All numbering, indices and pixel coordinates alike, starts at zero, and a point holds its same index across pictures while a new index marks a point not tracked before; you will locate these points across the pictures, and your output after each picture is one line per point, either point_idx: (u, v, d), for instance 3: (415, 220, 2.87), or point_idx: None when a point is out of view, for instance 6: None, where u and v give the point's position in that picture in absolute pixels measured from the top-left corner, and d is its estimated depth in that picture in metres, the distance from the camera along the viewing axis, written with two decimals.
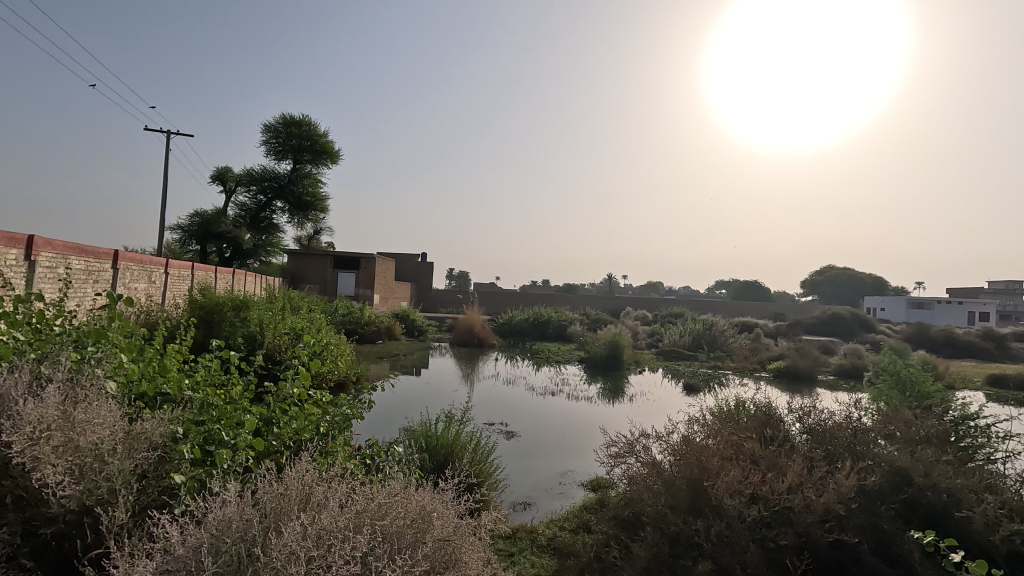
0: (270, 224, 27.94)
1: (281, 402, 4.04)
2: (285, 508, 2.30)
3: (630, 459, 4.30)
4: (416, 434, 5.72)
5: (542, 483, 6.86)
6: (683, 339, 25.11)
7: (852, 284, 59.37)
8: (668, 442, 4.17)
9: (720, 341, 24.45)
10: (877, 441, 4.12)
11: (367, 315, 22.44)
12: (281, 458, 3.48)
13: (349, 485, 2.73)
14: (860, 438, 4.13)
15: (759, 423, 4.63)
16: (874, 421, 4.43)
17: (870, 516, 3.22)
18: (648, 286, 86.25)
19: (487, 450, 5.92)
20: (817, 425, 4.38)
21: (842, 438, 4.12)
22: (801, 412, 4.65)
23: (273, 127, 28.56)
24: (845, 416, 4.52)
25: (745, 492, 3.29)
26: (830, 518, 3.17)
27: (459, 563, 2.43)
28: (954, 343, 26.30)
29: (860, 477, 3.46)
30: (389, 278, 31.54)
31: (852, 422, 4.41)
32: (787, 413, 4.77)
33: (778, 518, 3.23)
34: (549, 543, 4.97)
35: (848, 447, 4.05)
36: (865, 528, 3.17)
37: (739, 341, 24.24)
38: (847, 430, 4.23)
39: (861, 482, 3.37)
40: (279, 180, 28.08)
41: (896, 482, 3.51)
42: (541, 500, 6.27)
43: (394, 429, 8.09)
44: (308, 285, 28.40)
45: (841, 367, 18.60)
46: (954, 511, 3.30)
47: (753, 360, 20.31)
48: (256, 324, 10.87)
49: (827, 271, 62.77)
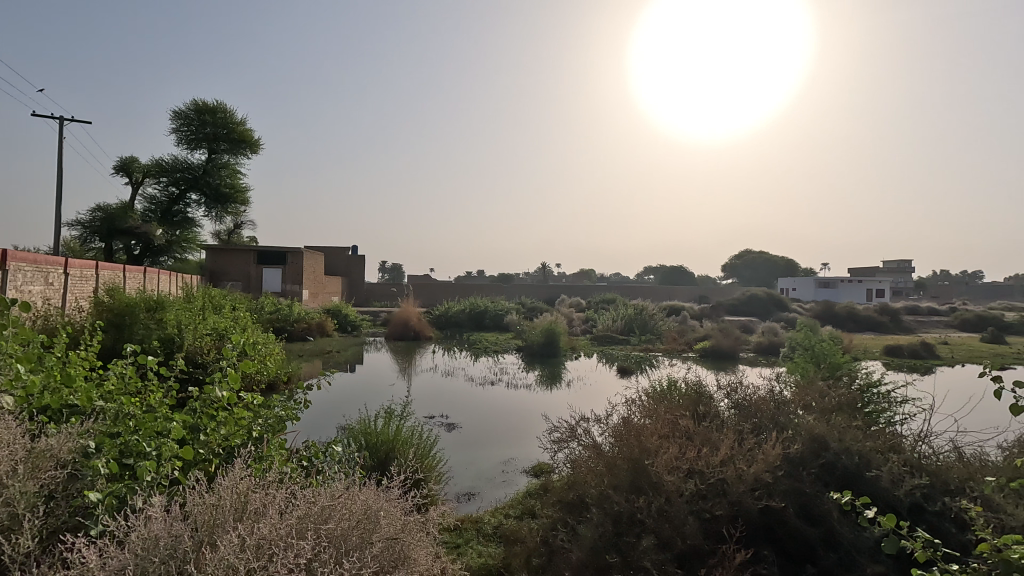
0: (184, 219, 26.10)
1: (207, 407, 3.79)
2: (219, 519, 2.17)
3: (572, 444, 4.43)
4: (356, 434, 5.57)
5: (485, 473, 6.89)
6: (615, 323, 25.94)
7: (767, 267, 63.58)
8: (608, 425, 4.31)
9: (650, 324, 25.50)
10: (797, 411, 4.44)
11: (296, 312, 21.59)
12: (210, 467, 3.28)
13: (289, 490, 2.61)
14: (782, 409, 4.44)
15: (691, 401, 4.88)
16: (794, 394, 4.77)
17: (794, 482, 3.45)
18: (581, 274, 88.46)
19: (430, 443, 5.86)
20: (743, 400, 4.68)
21: (765, 411, 4.41)
22: (729, 389, 4.93)
23: (183, 114, 26.60)
24: (768, 390, 4.84)
25: (681, 468, 3.44)
26: (759, 486, 3.39)
27: (409, 560, 2.40)
28: (856, 318, 28.84)
29: (784, 446, 3.72)
30: (319, 274, 30.43)
31: (775, 395, 4.74)
32: (716, 391, 5.05)
33: (712, 490, 3.40)
34: (495, 532, 5.01)
35: (772, 418, 4.34)
36: (789, 493, 3.40)
37: (667, 324, 25.40)
38: (770, 403, 4.53)
39: (785, 451, 3.62)
40: (193, 171, 26.25)
41: (815, 448, 3.78)
42: (485, 490, 6.31)
43: (330, 428, 7.84)
44: (229, 282, 26.86)
45: (760, 344, 19.93)
46: (864, 471, 3.61)
47: (681, 342, 21.35)
48: (174, 326, 10.16)
49: (745, 256, 66.95)
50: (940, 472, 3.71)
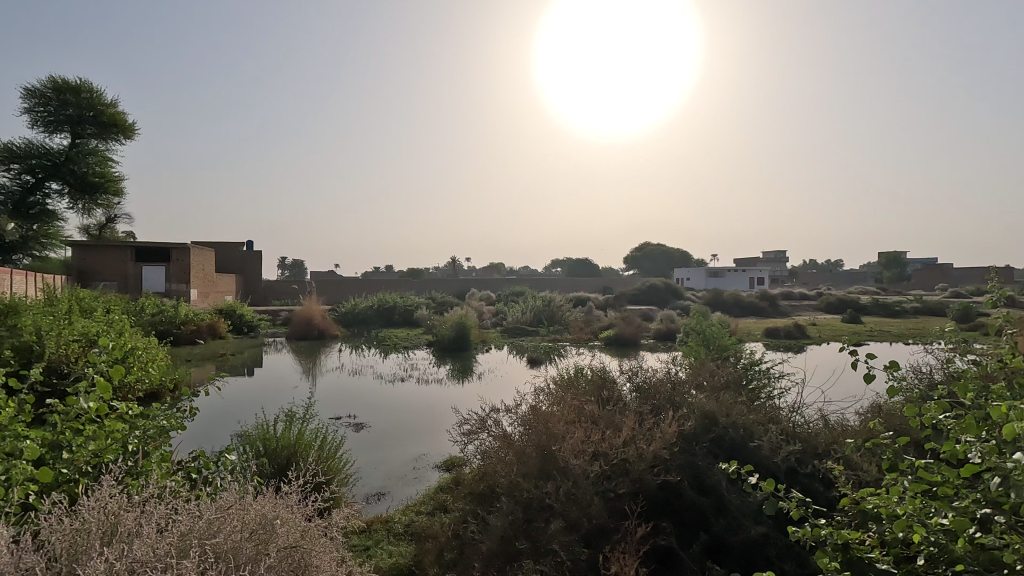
0: (43, 211, 22.97)
1: (71, 421, 3.36)
2: (83, 547, 1.93)
3: (482, 435, 4.44)
4: (252, 440, 5.21)
5: (396, 471, 6.73)
6: (525, 315, 26.40)
7: (664, 258, 67.72)
8: (517, 414, 4.37)
9: (558, 315, 26.24)
10: (691, 391, 4.76)
11: (184, 314, 19.80)
12: (75, 488, 2.91)
13: (171, 505, 2.38)
14: (677, 389, 4.74)
15: (596, 385, 5.07)
16: (688, 374, 5.11)
17: (688, 457, 3.70)
18: (491, 268, 89.02)
19: (335, 445, 5.61)
20: (643, 382, 4.94)
21: (663, 392, 4.69)
22: (630, 372, 5.18)
23: (38, 92, 23.30)
24: (665, 372, 5.15)
25: (587, 451, 3.56)
26: (658, 463, 3.59)
27: (310, 568, 2.27)
28: (741, 304, 31.54)
29: (679, 424, 3.97)
30: (210, 271, 28.12)
31: (672, 377, 5.05)
32: (619, 375, 5.29)
33: (616, 470, 3.55)
34: (406, 530, 4.91)
35: (669, 398, 4.62)
36: (685, 467, 3.63)
37: (574, 315, 26.27)
38: (667, 384, 4.82)
39: (680, 428, 3.86)
40: (52, 157, 23.13)
41: (706, 424, 4.07)
42: (396, 488, 6.16)
43: (224, 436, 7.26)
44: (102, 282, 24.06)
45: (659, 331, 21.20)
46: (748, 442, 3.94)
47: (588, 331, 22.18)
48: (31, 333, 8.91)
49: (644, 248, 70.79)
50: (810, 438, 4.14)
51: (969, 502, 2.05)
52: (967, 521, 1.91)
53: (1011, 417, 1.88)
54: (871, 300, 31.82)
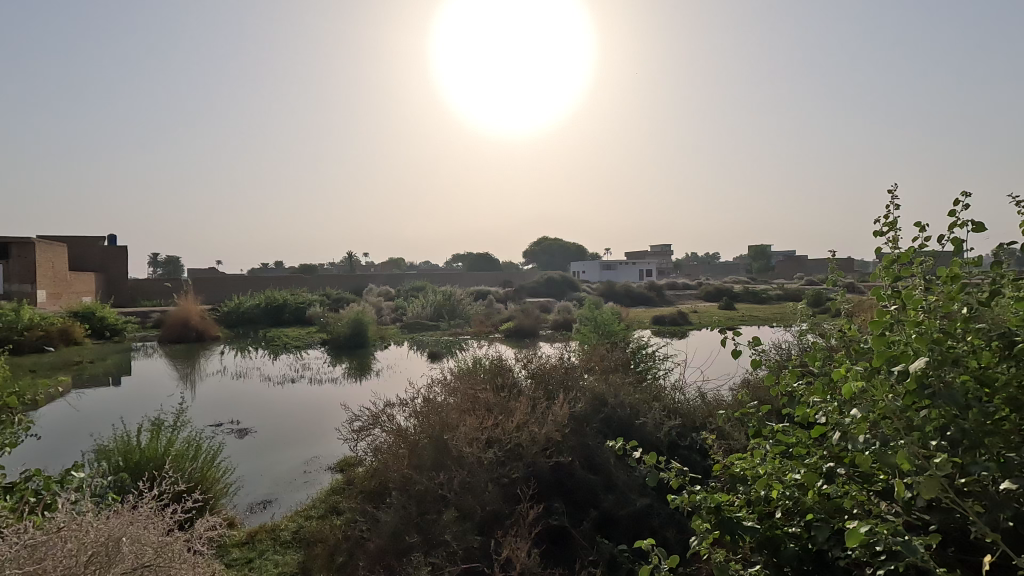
0: None
1: None
2: None
3: (375, 431, 4.28)
4: (108, 453, 4.61)
5: (284, 476, 6.31)
6: (425, 310, 26.04)
7: (561, 252, 70.04)
8: (411, 407, 4.26)
9: (459, 309, 26.16)
10: (582, 375, 4.93)
11: (27, 318, 17.20)
12: None
13: None
14: (570, 373, 4.88)
15: (492, 374, 5.08)
16: (580, 359, 5.29)
17: (579, 438, 3.82)
18: (390, 263, 86.80)
19: (212, 453, 5.14)
20: (538, 369, 5.03)
21: (557, 377, 4.81)
22: (525, 360, 5.26)
23: None
24: (559, 358, 5.29)
25: (481, 439, 3.55)
26: (550, 445, 3.66)
27: None
28: (631, 294, 33.44)
29: (571, 406, 4.09)
30: (61, 269, 24.67)
31: (565, 362, 5.20)
32: (515, 363, 5.35)
33: (510, 455, 3.56)
34: (294, 537, 4.61)
35: (562, 383, 4.75)
36: (576, 448, 3.75)
37: (475, 309, 26.34)
38: (560, 370, 4.95)
39: (572, 410, 3.98)
40: None
41: (596, 405, 4.23)
42: (283, 495, 5.77)
43: (75, 453, 6.38)
44: None
45: (557, 321, 21.87)
46: (634, 419, 4.15)
47: (488, 324, 22.34)
48: None
49: (542, 243, 72.73)
50: (689, 414, 4.44)
51: (818, 457, 2.27)
52: (815, 474, 2.12)
53: (848, 379, 2.11)
54: (742, 288, 35.14)
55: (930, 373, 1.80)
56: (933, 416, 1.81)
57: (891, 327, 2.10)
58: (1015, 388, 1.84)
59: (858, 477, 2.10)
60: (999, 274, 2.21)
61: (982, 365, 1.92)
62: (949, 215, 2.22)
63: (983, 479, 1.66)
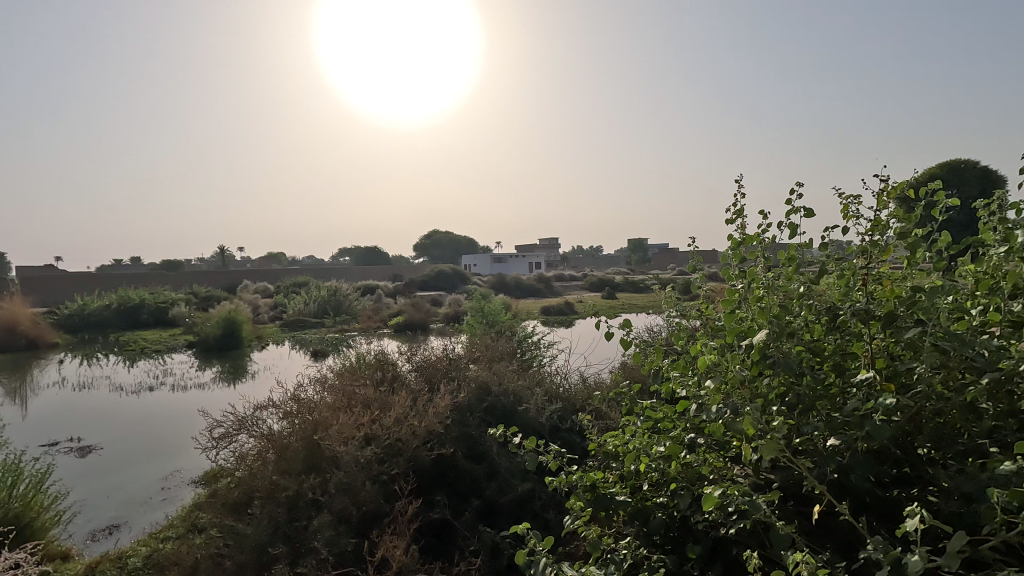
0: None
1: None
2: None
3: (240, 437, 3.91)
4: None
5: (136, 496, 5.58)
6: (308, 307, 24.58)
7: (452, 245, 69.79)
8: (281, 408, 3.95)
9: (345, 305, 25.03)
10: (467, 365, 4.92)
11: None
12: None
13: None
14: (454, 365, 4.85)
15: (373, 368, 4.88)
16: (465, 351, 5.28)
17: (461, 428, 3.81)
18: (269, 258, 80.93)
19: (38, 477, 4.39)
20: (422, 361, 4.93)
21: (441, 369, 4.75)
22: (409, 353, 5.13)
23: None
24: (444, 350, 5.22)
25: (358, 436, 3.39)
26: (431, 438, 3.61)
27: None
28: (521, 286, 34.21)
29: (454, 397, 4.06)
30: None
31: (450, 354, 5.15)
32: (398, 356, 5.18)
33: (389, 451, 3.44)
34: (145, 562, 4.09)
35: (446, 374, 4.70)
36: (458, 438, 3.74)
37: (362, 304, 25.36)
38: (444, 361, 4.89)
39: (454, 401, 3.96)
40: None
41: (480, 394, 4.25)
42: (135, 517, 5.11)
43: None
44: None
45: (448, 314, 21.73)
46: (517, 407, 4.22)
47: (376, 319, 21.63)
48: None
49: (433, 236, 71.89)
50: (569, 398, 4.68)
51: (680, 430, 2.41)
52: (678, 446, 2.23)
53: (704, 354, 2.25)
54: (623, 278, 37.44)
55: (771, 345, 1.97)
56: (776, 383, 1.98)
57: (740, 305, 2.27)
58: (839, 355, 2.05)
59: (716, 445, 2.24)
60: (825, 256, 2.42)
61: (813, 337, 2.13)
62: (785, 202, 2.39)
63: (813, 436, 1.84)
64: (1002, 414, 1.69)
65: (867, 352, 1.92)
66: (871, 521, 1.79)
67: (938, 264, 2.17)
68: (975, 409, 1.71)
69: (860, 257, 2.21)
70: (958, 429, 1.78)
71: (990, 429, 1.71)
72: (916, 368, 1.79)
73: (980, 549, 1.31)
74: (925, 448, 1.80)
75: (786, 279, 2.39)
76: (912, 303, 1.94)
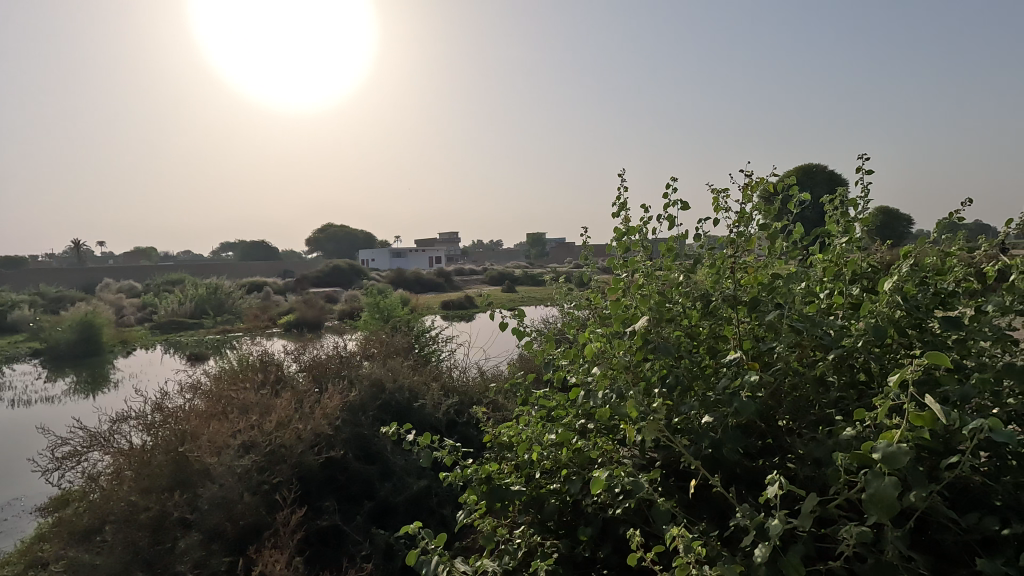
0: None
1: None
2: None
3: (91, 455, 3.45)
4: None
5: None
6: (183, 306, 22.39)
7: (348, 240, 67.04)
8: (143, 419, 3.55)
9: (228, 303, 23.12)
10: (359, 363, 4.77)
11: None
12: None
13: None
14: (346, 362, 4.69)
15: (254, 369, 4.52)
16: (358, 348, 5.12)
17: (353, 428, 3.73)
18: (135, 253, 72.59)
19: None
20: (311, 360, 4.68)
21: (332, 367, 4.57)
22: (296, 352, 4.85)
23: None
24: (335, 348, 5.01)
25: (235, 444, 3.16)
26: (319, 442, 3.48)
27: None
28: (421, 281, 33.71)
29: (344, 396, 3.94)
30: None
31: (342, 351, 4.96)
32: (283, 356, 4.86)
33: (272, 459, 3.24)
34: None
35: (337, 373, 4.53)
36: (350, 440, 3.65)
37: (247, 302, 23.57)
38: (335, 360, 4.71)
39: (345, 400, 3.85)
40: None
41: (374, 392, 4.16)
42: None
43: None
44: None
45: (343, 311, 20.88)
46: (413, 403, 4.19)
47: (264, 318, 20.23)
48: None
49: (326, 229, 68.56)
50: (466, 390, 4.76)
51: (572, 416, 2.45)
52: (569, 432, 2.26)
53: (592, 341, 2.32)
54: (522, 272, 38.22)
55: (652, 331, 2.06)
56: (658, 366, 2.08)
57: (625, 293, 2.36)
58: (712, 338, 2.19)
59: (605, 429, 2.31)
60: (701, 246, 2.58)
61: (690, 322, 2.26)
62: (664, 196, 2.52)
63: (690, 415, 1.94)
64: (845, 385, 1.89)
65: (736, 335, 2.06)
66: (740, 490, 1.93)
67: (793, 254, 2.39)
68: (824, 383, 1.91)
69: (729, 246, 2.37)
70: (810, 401, 1.97)
71: (836, 400, 1.91)
72: (776, 348, 1.96)
73: (828, 508, 1.44)
74: (785, 420, 1.97)
75: (666, 268, 2.52)
76: (772, 289, 2.12)
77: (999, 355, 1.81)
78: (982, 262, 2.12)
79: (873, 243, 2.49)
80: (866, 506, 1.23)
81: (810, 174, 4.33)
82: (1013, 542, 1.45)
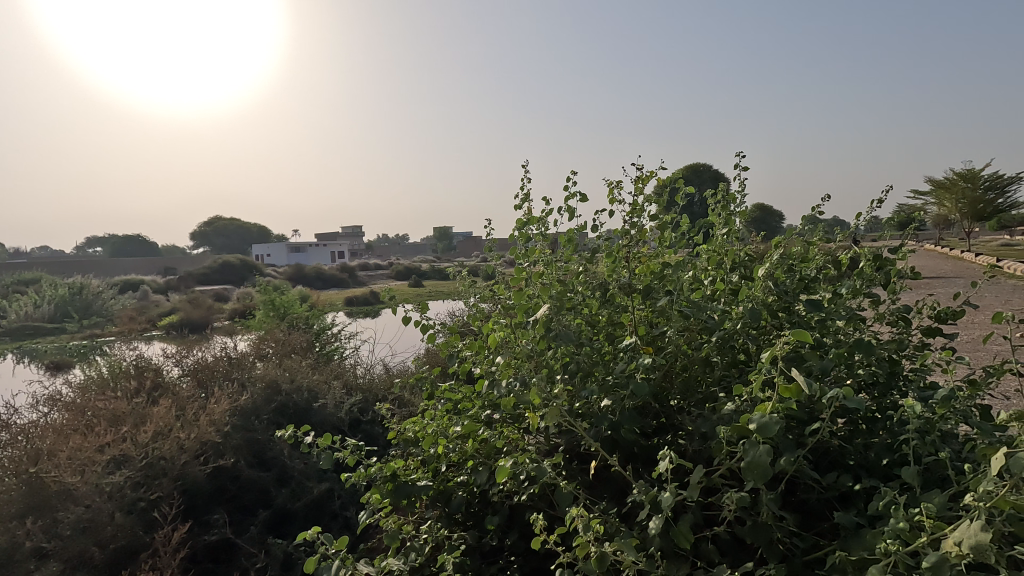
0: None
1: None
2: None
3: None
4: None
5: None
6: (39, 309, 19.68)
7: (239, 233, 62.42)
8: None
9: (96, 305, 20.45)
10: (251, 364, 4.49)
11: None
12: None
13: None
14: (237, 365, 4.39)
15: (127, 375, 4.08)
16: (250, 349, 4.80)
17: (245, 434, 3.52)
18: None
19: None
20: (196, 364, 4.34)
21: (220, 371, 4.27)
22: (178, 356, 4.45)
23: None
24: (223, 349, 4.66)
25: (103, 460, 2.86)
26: (205, 451, 3.25)
27: None
28: (322, 276, 32.22)
29: (234, 399, 3.70)
30: None
31: (231, 353, 4.64)
32: (163, 360, 4.43)
33: (150, 473, 2.97)
34: None
35: (226, 376, 4.23)
36: (241, 446, 3.44)
37: (120, 304, 21.18)
38: (224, 363, 4.39)
39: (235, 404, 3.61)
40: None
41: (268, 394, 3.94)
42: None
43: None
44: None
45: (235, 310, 19.49)
46: (311, 403, 4.02)
47: (141, 320, 18.30)
48: None
49: (214, 223, 63.36)
50: (369, 388, 4.66)
51: (477, 407, 2.44)
52: (475, 424, 2.25)
53: (496, 332, 2.32)
54: (428, 266, 37.77)
55: (554, 319, 2.09)
56: (560, 354, 2.12)
57: (527, 283, 2.39)
58: (610, 326, 2.27)
59: (510, 419, 2.33)
60: (598, 237, 2.66)
61: (590, 311, 2.34)
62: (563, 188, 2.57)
63: (591, 400, 2.00)
64: (727, 364, 2.04)
65: (631, 322, 2.16)
66: (636, 468, 2.02)
67: (680, 244, 2.55)
68: (709, 363, 2.05)
69: (624, 237, 2.47)
70: (698, 381, 2.11)
71: (721, 379, 2.06)
72: (667, 332, 2.08)
73: (713, 479, 1.55)
74: (676, 400, 2.10)
75: (567, 259, 2.58)
76: (663, 277, 2.24)
77: (851, 333, 2.05)
78: (837, 250, 2.38)
79: (749, 235, 2.70)
80: (744, 474, 1.34)
81: (696, 172, 4.66)
82: (861, 495, 1.66)
